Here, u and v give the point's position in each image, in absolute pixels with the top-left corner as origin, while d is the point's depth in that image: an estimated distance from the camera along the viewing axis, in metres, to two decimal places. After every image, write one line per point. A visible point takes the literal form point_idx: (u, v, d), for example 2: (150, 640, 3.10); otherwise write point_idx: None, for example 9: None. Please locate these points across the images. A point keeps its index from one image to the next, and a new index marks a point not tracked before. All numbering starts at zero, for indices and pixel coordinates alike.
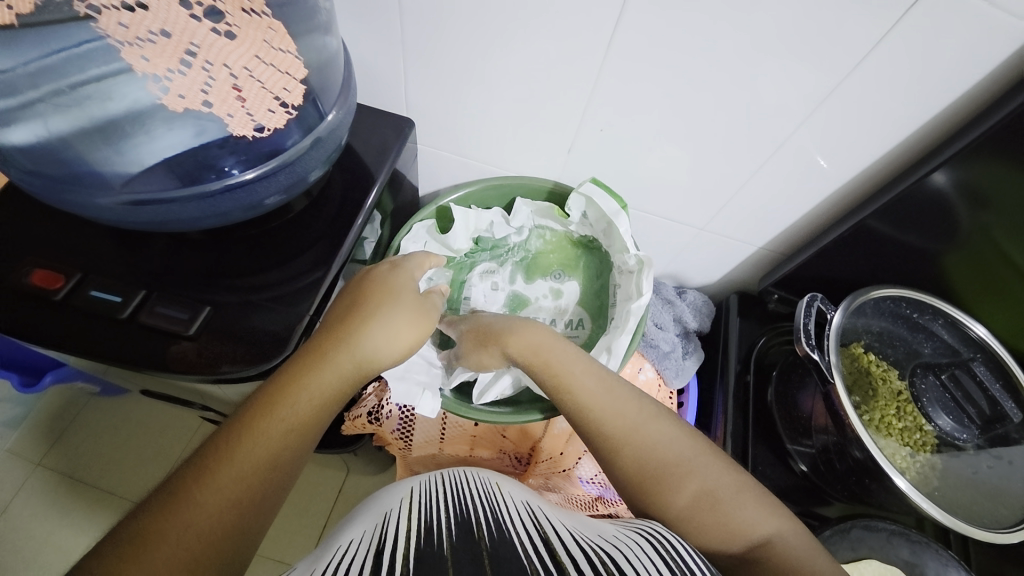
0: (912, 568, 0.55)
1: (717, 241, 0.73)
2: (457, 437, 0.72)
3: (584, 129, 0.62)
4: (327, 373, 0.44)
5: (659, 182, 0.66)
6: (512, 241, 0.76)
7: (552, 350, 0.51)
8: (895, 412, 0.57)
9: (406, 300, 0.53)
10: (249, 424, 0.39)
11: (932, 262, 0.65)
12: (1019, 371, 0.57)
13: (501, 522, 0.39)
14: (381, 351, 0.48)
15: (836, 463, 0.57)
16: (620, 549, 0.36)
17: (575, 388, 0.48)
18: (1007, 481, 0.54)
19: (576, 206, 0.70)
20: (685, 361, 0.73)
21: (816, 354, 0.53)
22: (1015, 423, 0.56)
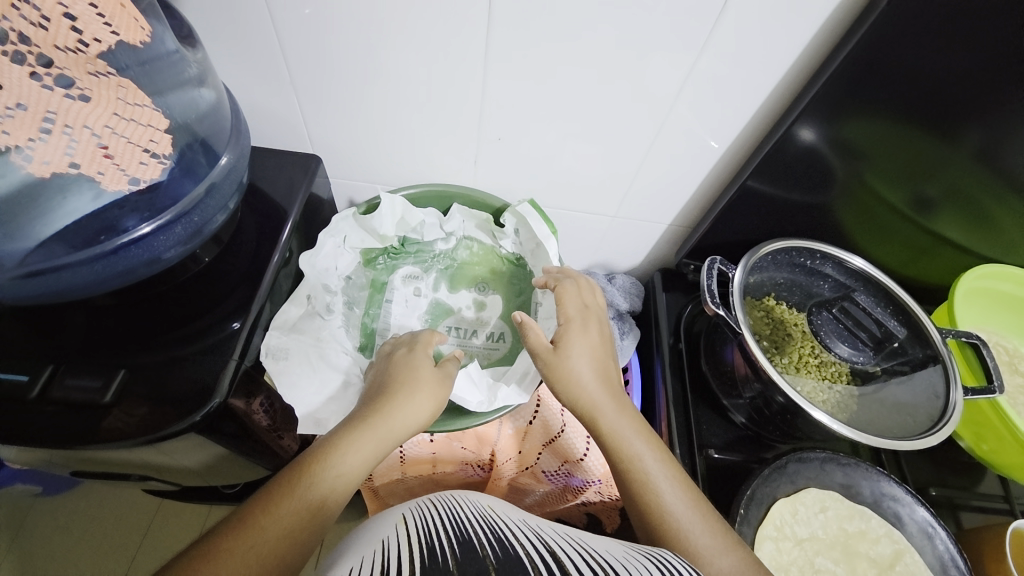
0: (848, 490, 0.60)
1: (631, 224, 0.78)
2: (419, 460, 0.71)
3: (484, 141, 0.65)
4: (377, 431, 0.47)
5: (565, 178, 0.71)
6: (437, 247, 0.73)
7: (647, 452, 0.50)
8: (811, 350, 0.63)
9: (421, 377, 0.54)
10: (304, 471, 0.42)
11: (817, 211, 0.72)
12: (904, 296, 0.63)
13: (506, 541, 0.40)
14: (409, 419, 0.50)
15: (766, 410, 0.61)
16: (630, 570, 0.37)
17: (649, 471, 0.48)
18: (913, 395, 0.59)
19: (509, 222, 0.69)
20: (624, 341, 0.76)
21: (722, 310, 0.57)
22: (904, 339, 0.62)
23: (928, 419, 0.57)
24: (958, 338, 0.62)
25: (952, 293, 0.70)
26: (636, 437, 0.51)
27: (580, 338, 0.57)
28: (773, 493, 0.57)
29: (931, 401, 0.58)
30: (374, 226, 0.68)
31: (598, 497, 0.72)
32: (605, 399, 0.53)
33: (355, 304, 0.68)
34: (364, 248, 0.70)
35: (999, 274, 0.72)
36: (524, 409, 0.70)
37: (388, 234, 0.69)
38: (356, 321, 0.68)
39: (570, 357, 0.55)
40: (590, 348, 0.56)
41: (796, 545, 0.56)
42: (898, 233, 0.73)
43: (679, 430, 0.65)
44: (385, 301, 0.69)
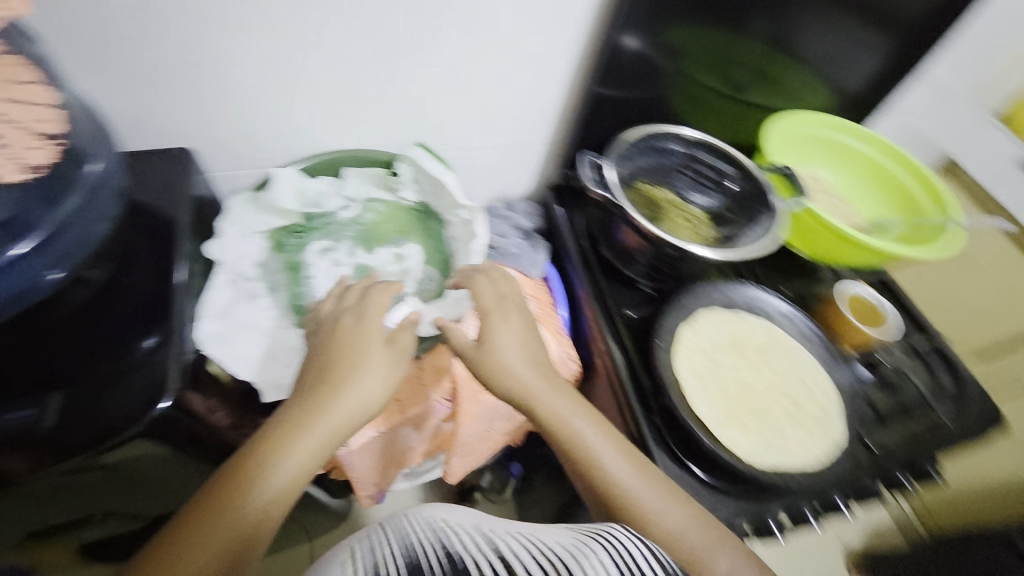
0: (728, 303, 0.74)
1: (513, 151, 0.85)
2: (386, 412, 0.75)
3: (352, 96, 0.68)
4: (309, 439, 0.49)
5: (441, 120, 0.76)
6: (340, 215, 0.73)
7: (582, 425, 0.58)
8: (677, 215, 0.75)
9: (361, 354, 0.54)
10: (221, 501, 0.45)
11: (659, 104, 0.84)
12: (732, 150, 0.78)
13: (456, 560, 0.42)
14: (336, 432, 0.51)
15: (659, 262, 0.74)
16: (570, 559, 0.42)
17: (592, 441, 0.57)
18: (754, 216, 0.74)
19: (405, 170, 0.73)
20: (536, 254, 0.83)
21: (601, 190, 0.69)
22: (736, 177, 0.77)
23: (767, 225, 0.71)
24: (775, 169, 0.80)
25: (767, 138, 0.85)
26: (575, 416, 0.58)
27: (504, 332, 0.61)
28: (675, 323, 0.70)
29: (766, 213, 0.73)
30: (275, 201, 0.68)
31: None
32: (540, 385, 0.59)
33: (277, 287, 0.67)
34: (271, 230, 0.70)
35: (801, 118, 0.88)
36: None
37: (290, 208, 0.69)
38: (284, 302, 0.66)
39: (497, 358, 0.59)
40: (518, 338, 0.62)
41: (703, 355, 0.68)
42: (721, 107, 0.89)
43: (599, 308, 0.76)
44: (306, 278, 0.68)
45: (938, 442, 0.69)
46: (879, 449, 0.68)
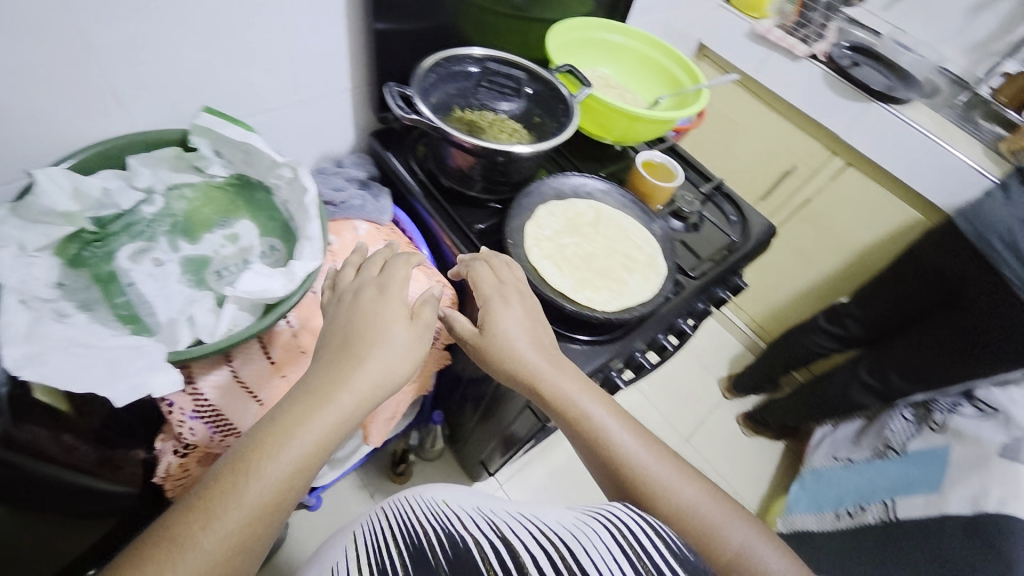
0: (559, 194, 0.85)
1: (319, 103, 0.81)
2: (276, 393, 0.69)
3: (94, 65, 0.58)
4: (334, 413, 0.49)
5: (221, 79, 0.69)
6: (144, 211, 0.66)
7: (588, 401, 0.64)
8: (499, 132, 0.81)
9: (385, 335, 0.55)
10: (245, 462, 0.46)
11: (450, 29, 0.87)
12: (515, 55, 0.82)
13: (455, 535, 0.50)
14: (379, 382, 0.52)
15: (493, 175, 0.80)
16: (578, 536, 0.47)
17: (603, 421, 0.62)
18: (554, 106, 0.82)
19: (202, 143, 0.66)
20: (379, 202, 0.83)
21: (413, 116, 0.70)
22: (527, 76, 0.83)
23: (565, 110, 0.81)
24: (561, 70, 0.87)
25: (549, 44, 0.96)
26: (581, 395, 0.64)
27: (509, 317, 0.65)
28: (520, 223, 0.79)
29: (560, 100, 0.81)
30: (47, 206, 0.57)
31: None
32: (547, 366, 0.64)
33: (93, 303, 0.59)
34: (59, 244, 0.60)
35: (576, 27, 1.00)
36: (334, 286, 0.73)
37: (73, 210, 0.59)
38: (107, 316, 0.59)
39: (504, 341, 0.64)
40: (519, 321, 0.66)
41: (548, 241, 0.78)
42: (508, 24, 0.94)
43: (453, 230, 0.81)
44: (127, 286, 0.61)
45: (733, 258, 0.92)
46: (696, 275, 0.89)
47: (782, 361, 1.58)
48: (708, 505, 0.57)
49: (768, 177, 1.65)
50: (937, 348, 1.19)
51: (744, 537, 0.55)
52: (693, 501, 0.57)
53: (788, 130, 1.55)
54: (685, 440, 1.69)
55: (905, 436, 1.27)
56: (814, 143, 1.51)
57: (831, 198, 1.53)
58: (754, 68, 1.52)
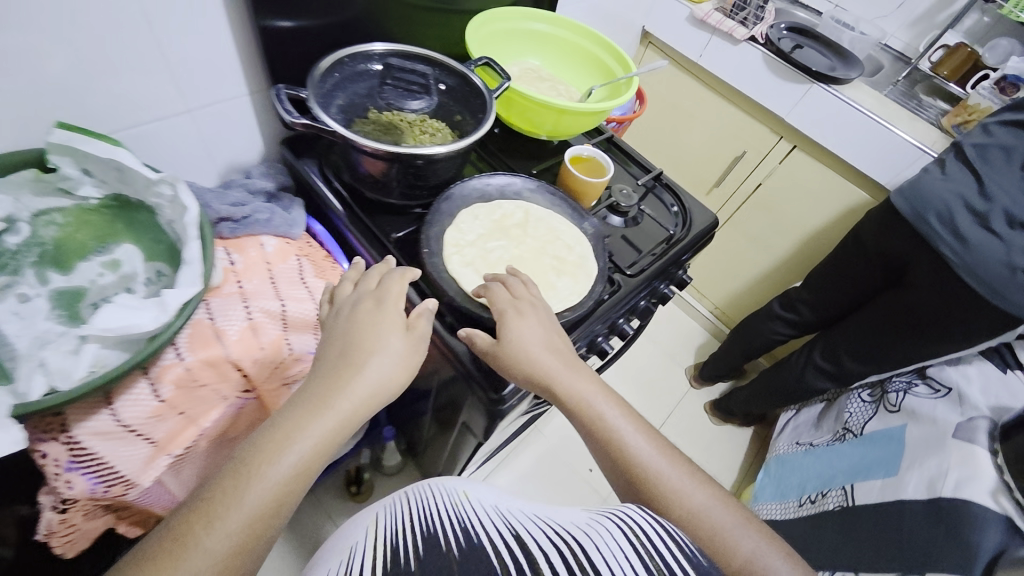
0: (482, 195, 0.80)
1: (214, 111, 0.73)
2: (176, 431, 0.63)
3: None
4: (336, 417, 0.48)
5: (88, 95, 0.60)
6: (4, 243, 0.58)
7: (602, 403, 0.61)
8: (421, 134, 0.76)
9: (386, 346, 0.53)
10: (242, 468, 0.44)
11: (360, 24, 0.79)
12: (413, 46, 0.76)
13: (470, 536, 0.43)
14: (376, 385, 0.51)
15: (407, 178, 0.74)
16: (591, 536, 0.42)
17: (614, 422, 0.60)
18: (468, 98, 0.78)
19: (65, 164, 0.59)
20: (291, 214, 0.77)
21: (304, 121, 0.63)
22: (432, 70, 0.78)
23: (479, 100, 0.77)
24: (478, 65, 0.81)
25: (474, 41, 0.90)
26: (595, 396, 0.61)
27: (522, 324, 0.62)
28: (439, 228, 0.73)
29: (472, 90, 0.77)
30: None
31: None
32: (560, 368, 0.61)
33: None
34: None
35: (495, 16, 0.94)
36: (234, 311, 0.66)
37: None
38: None
39: (519, 351, 0.61)
40: (542, 329, 0.63)
41: (471, 246, 0.73)
42: (429, 16, 0.87)
43: (369, 241, 0.75)
44: None
45: (672, 251, 0.90)
46: (633, 272, 0.86)
47: (739, 349, 1.58)
48: (720, 516, 0.56)
49: (720, 162, 1.63)
50: (885, 329, 1.19)
51: (751, 544, 0.54)
52: (704, 508, 0.56)
53: (735, 115, 1.53)
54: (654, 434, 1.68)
55: (863, 418, 1.27)
56: (760, 126, 1.50)
57: (780, 181, 1.52)
58: (699, 53, 1.50)
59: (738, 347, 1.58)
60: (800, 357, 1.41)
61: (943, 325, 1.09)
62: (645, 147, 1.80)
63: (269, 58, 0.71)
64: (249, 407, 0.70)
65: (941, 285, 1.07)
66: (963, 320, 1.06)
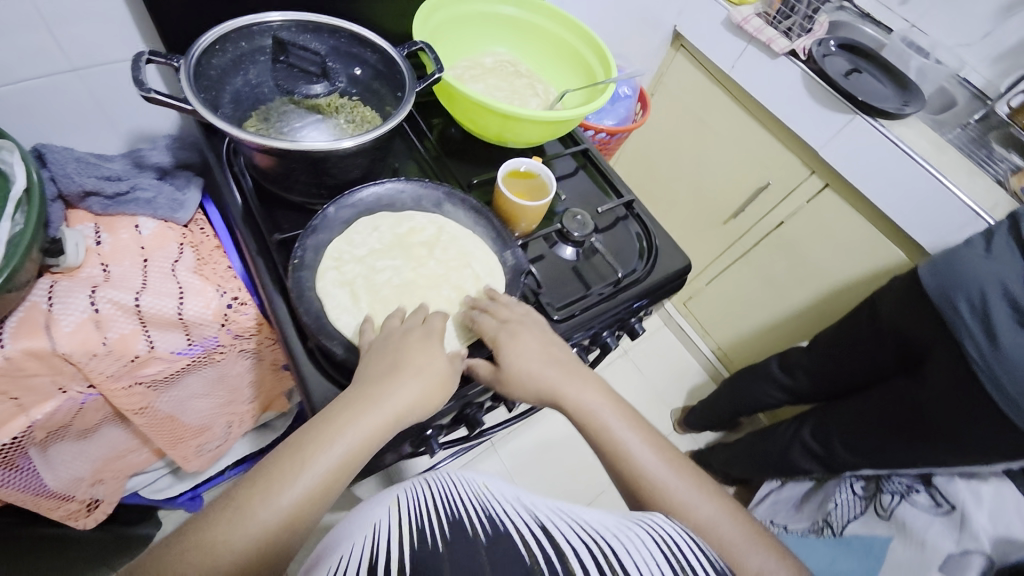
0: (386, 199, 0.69)
1: (106, 73, 0.65)
2: (2, 418, 0.58)
3: None
4: (375, 421, 0.45)
5: None
6: None
7: (620, 424, 0.56)
8: (339, 119, 0.67)
9: (419, 364, 0.50)
10: (298, 451, 0.42)
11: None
12: (310, 15, 0.65)
13: (496, 527, 0.40)
14: (406, 406, 0.47)
15: (301, 172, 0.64)
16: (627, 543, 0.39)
17: (620, 436, 0.55)
18: (384, 74, 0.68)
19: None
20: (183, 194, 0.69)
21: (160, 96, 0.53)
22: (340, 44, 0.68)
23: (397, 72, 0.67)
24: (411, 50, 0.70)
25: (426, 24, 0.78)
26: (608, 412, 0.56)
27: (517, 347, 0.57)
28: (326, 237, 0.64)
29: (388, 64, 0.67)
30: None
31: (232, 341, 0.70)
32: (565, 381, 0.57)
33: None
34: None
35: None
36: (77, 299, 0.60)
37: None
38: None
39: (519, 374, 0.56)
40: (532, 334, 0.58)
41: (356, 262, 0.64)
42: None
43: (253, 239, 0.67)
44: None
45: (620, 296, 0.76)
46: (563, 316, 0.73)
47: (728, 404, 1.41)
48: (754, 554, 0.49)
49: (741, 191, 1.43)
50: (882, 420, 1.02)
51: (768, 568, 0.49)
52: (716, 519, 0.51)
53: (764, 139, 1.33)
54: None
55: (847, 514, 1.09)
56: (790, 156, 1.30)
57: (805, 222, 1.32)
58: (732, 63, 1.30)
59: (725, 401, 1.41)
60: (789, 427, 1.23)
61: (949, 432, 0.91)
62: (661, 161, 1.62)
63: (161, 17, 0.61)
64: (95, 403, 0.64)
65: (955, 382, 0.89)
66: (976, 431, 0.87)
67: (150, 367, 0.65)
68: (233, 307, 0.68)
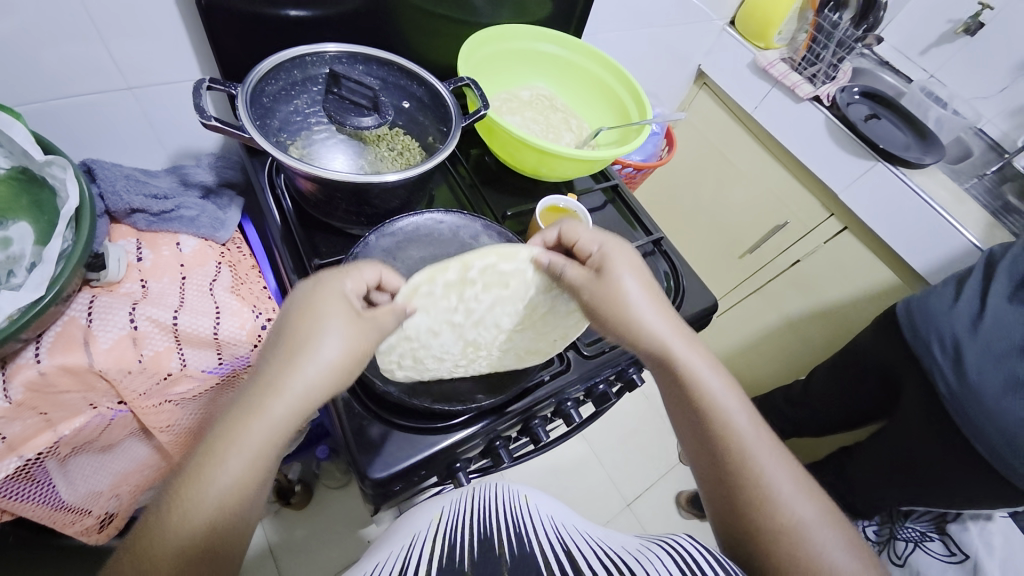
0: (428, 226, 0.69)
1: (159, 94, 0.67)
2: (27, 432, 0.56)
3: None
4: (272, 411, 0.39)
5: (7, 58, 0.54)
6: None
7: (724, 388, 0.49)
8: (386, 147, 0.68)
9: (332, 333, 0.42)
10: (181, 484, 0.36)
11: (341, 24, 0.70)
12: (362, 49, 0.67)
13: (521, 539, 0.38)
14: (315, 379, 0.41)
15: (337, 196, 0.64)
16: (636, 554, 0.37)
17: (727, 407, 0.48)
18: (430, 107, 0.70)
19: None
20: (223, 213, 0.71)
21: (219, 123, 0.55)
22: (389, 78, 0.69)
23: (444, 105, 0.68)
24: (455, 85, 0.71)
25: (469, 60, 0.79)
26: (709, 371, 0.50)
27: (625, 266, 0.55)
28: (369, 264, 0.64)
29: (435, 97, 0.69)
30: None
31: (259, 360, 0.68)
32: (671, 332, 0.52)
33: None
34: None
35: (500, 35, 0.83)
36: (119, 315, 0.60)
37: None
38: None
39: (616, 291, 0.53)
40: (638, 274, 0.55)
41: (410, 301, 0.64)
42: (427, 25, 0.77)
43: (291, 259, 0.68)
44: None
45: None
46: (593, 352, 0.72)
47: None
48: None
49: (758, 229, 1.44)
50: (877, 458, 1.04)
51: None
52: (820, 527, 0.42)
53: (784, 179, 1.36)
54: (625, 505, 1.46)
55: None
56: (809, 196, 1.32)
57: (821, 262, 1.33)
58: (755, 105, 1.34)
59: None
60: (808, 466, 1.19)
61: (942, 480, 0.94)
62: (679, 192, 1.63)
63: (217, 41, 0.63)
64: (122, 419, 0.63)
65: (935, 416, 0.93)
66: (972, 479, 0.89)
67: (180, 385, 0.64)
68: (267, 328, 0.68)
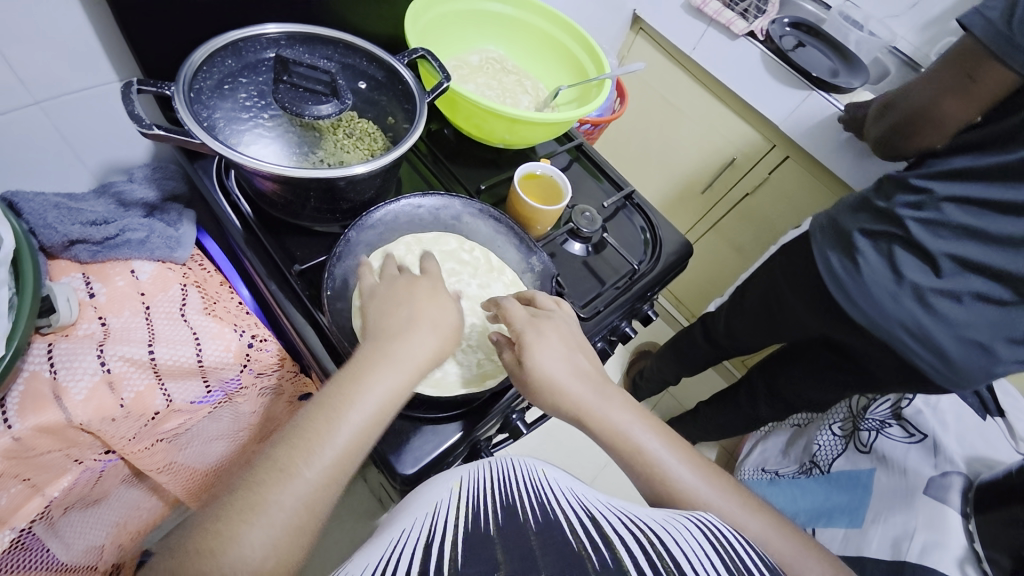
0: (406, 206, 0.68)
1: (75, 106, 0.58)
2: (12, 505, 0.50)
3: None
4: (345, 438, 0.41)
5: None
6: None
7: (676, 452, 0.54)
8: (345, 134, 0.64)
9: (402, 353, 0.47)
10: (247, 496, 0.37)
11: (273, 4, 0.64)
12: (304, 27, 0.61)
13: (548, 513, 0.35)
14: (381, 407, 0.44)
15: (309, 196, 0.60)
16: (670, 533, 0.34)
17: (665, 463, 0.53)
18: (386, 86, 0.66)
19: None
20: (178, 230, 0.64)
21: (161, 130, 0.48)
22: (336, 55, 0.64)
23: (401, 82, 0.65)
24: (410, 58, 0.67)
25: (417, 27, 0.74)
26: (635, 427, 0.54)
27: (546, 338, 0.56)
28: (357, 258, 0.61)
29: (391, 74, 0.65)
30: None
31: (253, 380, 0.64)
32: (592, 396, 0.54)
33: None
34: None
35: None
36: (88, 361, 0.54)
37: None
38: None
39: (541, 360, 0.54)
40: (562, 341, 0.57)
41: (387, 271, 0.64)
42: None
43: (267, 269, 0.63)
44: None
45: (636, 288, 0.78)
46: (588, 313, 0.74)
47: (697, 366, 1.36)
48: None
49: (709, 167, 1.50)
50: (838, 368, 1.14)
51: None
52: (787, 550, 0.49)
53: (726, 117, 1.40)
54: None
55: (832, 453, 1.18)
56: (750, 130, 1.37)
57: (768, 192, 1.41)
58: (693, 46, 1.35)
59: None
60: (748, 396, 1.26)
61: None
62: (629, 140, 1.65)
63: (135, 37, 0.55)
64: (114, 468, 0.58)
65: None
66: None
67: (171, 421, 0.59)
68: (255, 345, 0.65)
